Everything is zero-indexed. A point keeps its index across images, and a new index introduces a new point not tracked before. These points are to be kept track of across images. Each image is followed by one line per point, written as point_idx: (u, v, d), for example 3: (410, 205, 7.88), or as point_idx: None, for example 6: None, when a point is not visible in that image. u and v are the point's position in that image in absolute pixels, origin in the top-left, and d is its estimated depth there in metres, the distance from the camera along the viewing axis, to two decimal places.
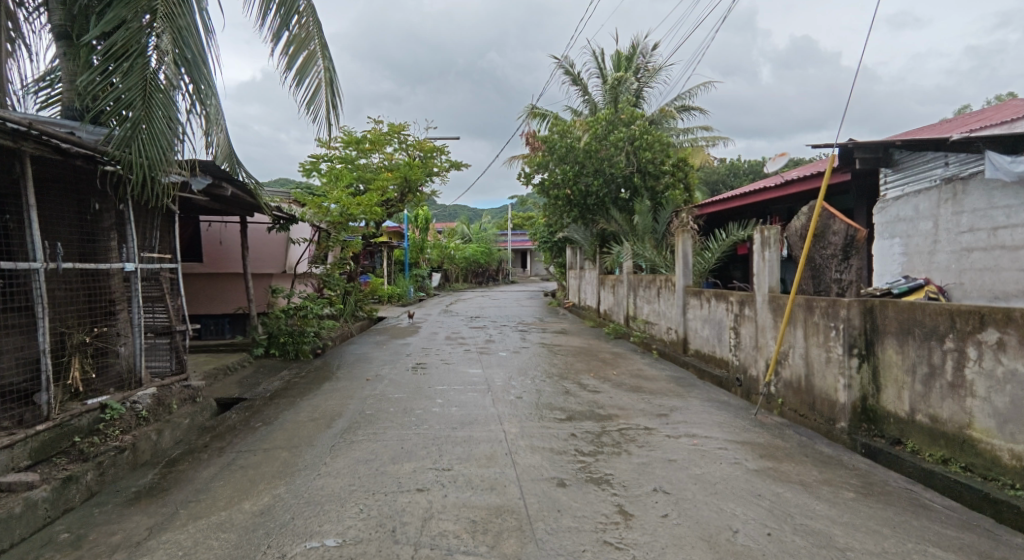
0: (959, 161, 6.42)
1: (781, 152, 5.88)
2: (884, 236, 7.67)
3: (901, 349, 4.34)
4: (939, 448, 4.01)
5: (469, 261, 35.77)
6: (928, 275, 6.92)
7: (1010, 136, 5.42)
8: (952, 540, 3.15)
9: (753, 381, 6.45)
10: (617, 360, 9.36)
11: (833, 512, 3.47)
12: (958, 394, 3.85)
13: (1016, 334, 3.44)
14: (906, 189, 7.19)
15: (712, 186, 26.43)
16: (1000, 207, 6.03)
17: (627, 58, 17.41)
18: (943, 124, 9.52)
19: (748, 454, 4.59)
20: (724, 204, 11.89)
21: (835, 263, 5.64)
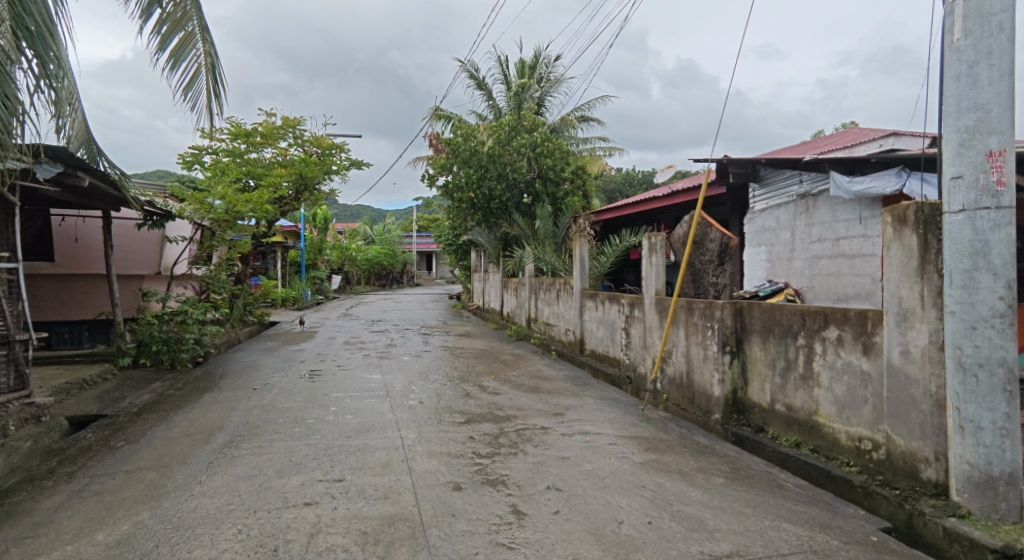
0: (811, 179, 7.23)
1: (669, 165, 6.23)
2: (752, 244, 8.48)
3: (765, 345, 4.82)
4: (793, 433, 4.50)
5: (372, 263, 34.73)
6: (788, 279, 7.75)
7: (848, 159, 6.22)
8: (801, 515, 3.55)
9: (641, 378, 6.86)
10: (518, 361, 9.53)
11: (705, 497, 3.78)
12: (808, 384, 4.34)
13: (851, 331, 3.94)
14: (770, 202, 8.01)
15: (610, 195, 27.73)
16: (841, 220, 6.88)
17: (530, 67, 17.84)
18: (803, 145, 10.71)
19: (634, 448, 4.86)
20: (618, 211, 12.55)
21: (712, 268, 6.14)
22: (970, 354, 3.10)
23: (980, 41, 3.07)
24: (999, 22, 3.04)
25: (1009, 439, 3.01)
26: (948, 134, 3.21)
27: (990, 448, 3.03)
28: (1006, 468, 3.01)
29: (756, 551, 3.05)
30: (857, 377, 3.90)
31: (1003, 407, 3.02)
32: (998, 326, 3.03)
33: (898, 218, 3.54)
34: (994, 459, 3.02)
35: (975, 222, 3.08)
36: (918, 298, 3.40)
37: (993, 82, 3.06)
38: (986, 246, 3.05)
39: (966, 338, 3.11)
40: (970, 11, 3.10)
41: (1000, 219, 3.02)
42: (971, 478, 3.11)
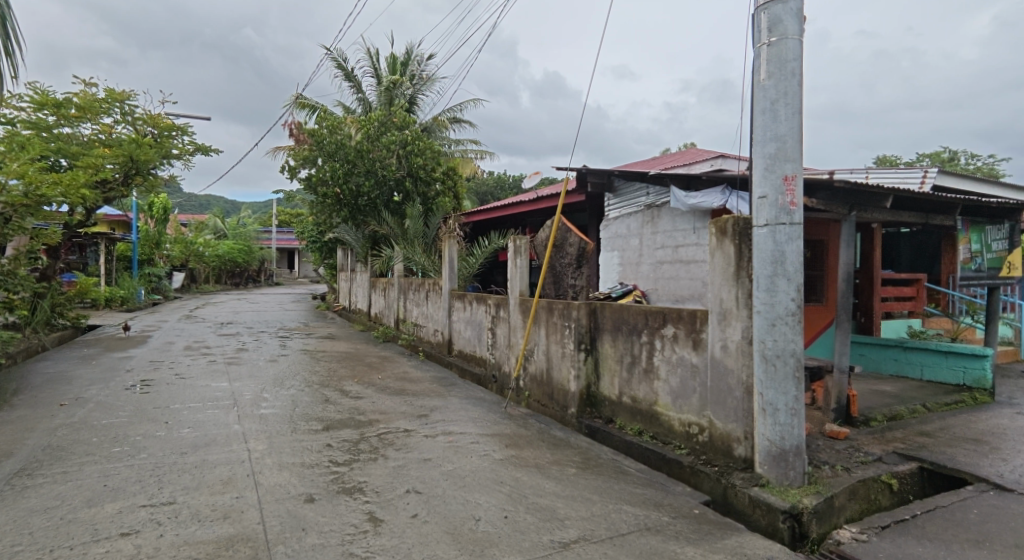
0: (656, 192, 7.96)
1: (536, 171, 6.35)
2: (607, 249, 9.11)
3: (614, 343, 5.22)
4: (637, 423, 4.92)
5: (222, 261, 31.64)
6: (636, 281, 8.44)
7: (684, 176, 6.95)
8: (639, 496, 3.90)
9: (505, 376, 7.06)
10: (384, 364, 9.29)
11: (558, 488, 3.99)
12: (649, 377, 4.77)
13: (683, 328, 4.41)
14: (622, 211, 8.69)
15: (482, 197, 28.12)
16: (680, 229, 7.66)
17: (402, 63, 17.48)
18: (653, 161, 11.75)
19: (495, 445, 5.00)
20: (488, 214, 12.75)
21: (570, 270, 6.32)
22: (771, 347, 3.63)
23: (779, 82, 3.62)
24: (793, 69, 3.60)
25: (797, 417, 3.59)
26: (756, 159, 3.73)
27: (784, 425, 3.59)
28: (794, 442, 3.58)
29: (600, 534, 3.29)
30: (688, 369, 4.38)
31: (793, 391, 3.59)
32: (791, 323, 3.59)
33: (719, 230, 4.03)
34: (786, 435, 3.59)
35: (775, 235, 3.61)
36: (734, 300, 3.91)
37: (789, 118, 3.62)
38: (783, 256, 3.59)
39: (768, 333, 3.64)
40: (773, 56, 3.64)
41: (793, 233, 3.59)
42: (770, 452, 3.65)
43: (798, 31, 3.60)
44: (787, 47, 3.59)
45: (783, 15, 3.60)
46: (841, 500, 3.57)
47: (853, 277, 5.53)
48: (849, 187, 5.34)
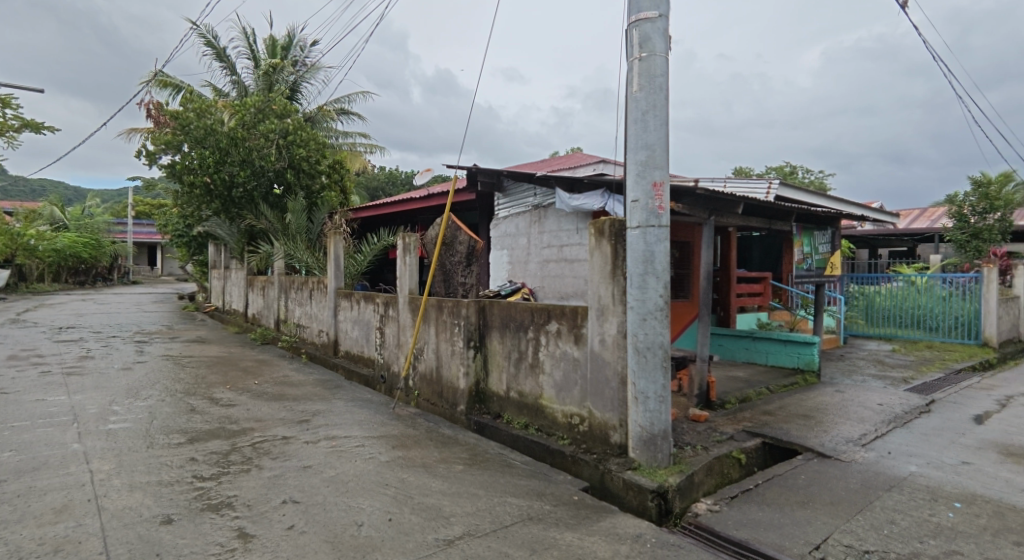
0: (542, 193, 8.22)
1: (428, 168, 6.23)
2: (497, 247, 9.24)
3: (502, 339, 5.32)
4: (523, 416, 5.07)
5: (63, 256, 27.69)
6: (524, 280, 8.64)
7: (568, 179, 7.24)
8: (523, 488, 4.02)
9: (394, 376, 6.91)
10: (260, 368, 8.69)
11: (445, 486, 4.00)
12: (534, 372, 4.93)
13: (566, 324, 4.62)
14: (511, 210, 8.87)
15: (372, 192, 27.20)
16: (565, 229, 7.97)
17: (282, 47, 16.43)
18: (541, 163, 12.12)
19: (382, 447, 4.89)
20: (376, 210, 12.38)
21: (461, 268, 6.42)
22: (642, 339, 3.92)
23: (649, 95, 3.90)
24: (661, 84, 3.90)
25: (664, 404, 3.92)
26: (630, 165, 3.99)
27: (653, 411, 3.90)
28: (661, 426, 3.91)
29: (484, 528, 3.36)
30: (570, 362, 4.58)
31: (661, 380, 3.91)
32: (660, 318, 3.90)
33: (597, 231, 4.26)
34: (654, 420, 3.90)
35: (646, 236, 3.90)
36: (611, 296, 4.16)
37: (657, 128, 3.91)
38: (652, 256, 3.89)
39: (639, 327, 3.93)
40: (643, 70, 3.91)
41: (661, 234, 3.90)
42: (641, 437, 3.95)
43: (665, 49, 3.90)
44: (655, 63, 3.88)
45: (652, 33, 3.88)
46: (700, 476, 3.95)
47: (713, 274, 6.09)
48: (710, 194, 5.87)
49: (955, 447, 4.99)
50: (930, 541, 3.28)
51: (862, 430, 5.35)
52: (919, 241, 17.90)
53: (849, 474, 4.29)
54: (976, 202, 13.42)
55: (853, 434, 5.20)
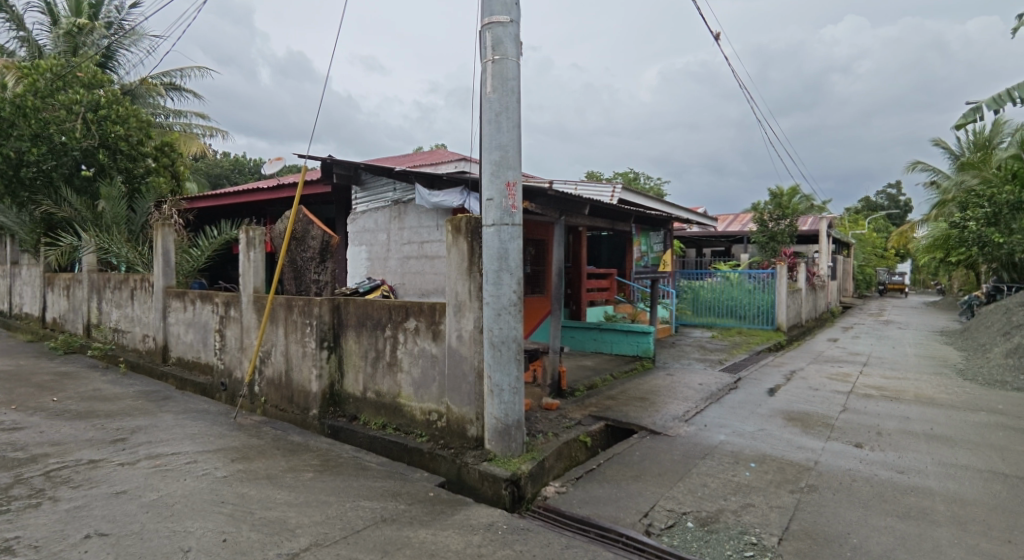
0: (402, 188, 8.06)
1: (278, 156, 5.77)
2: (353, 243, 8.88)
3: (358, 338, 5.14)
4: (381, 417, 4.94)
5: None
6: (384, 276, 8.40)
7: (427, 175, 7.17)
8: (378, 490, 3.92)
9: (236, 383, 6.33)
10: (63, 382, 7.41)
11: (290, 497, 3.77)
12: (392, 370, 4.83)
13: (424, 321, 4.59)
14: (369, 205, 8.58)
15: (213, 180, 24.56)
16: (425, 226, 7.88)
17: (92, 6, 14.15)
18: (401, 157, 11.87)
19: (219, 461, 4.46)
20: (214, 200, 11.20)
21: (314, 264, 5.90)
22: (497, 334, 4.04)
23: (501, 97, 4.02)
24: (512, 87, 4.04)
25: (518, 395, 4.08)
26: (484, 164, 4.08)
27: (507, 403, 4.04)
28: (515, 417, 4.07)
29: (333, 536, 3.23)
30: (428, 359, 4.56)
31: (514, 372, 4.06)
32: (513, 312, 4.05)
33: (454, 228, 4.27)
34: (509, 412, 4.04)
35: (500, 234, 4.02)
36: (467, 293, 4.21)
37: (510, 130, 4.05)
38: (506, 253, 4.02)
39: (494, 322, 4.04)
40: (496, 72, 4.02)
41: (514, 233, 4.05)
42: (496, 429, 4.07)
43: (516, 54, 4.05)
44: (507, 67, 4.01)
45: (503, 37, 4.01)
46: (550, 461, 4.19)
47: (564, 271, 6.45)
48: (560, 195, 6.20)
49: (755, 416, 5.85)
50: (732, 498, 3.83)
51: (686, 407, 6.05)
52: (733, 242, 20.62)
53: (674, 447, 4.83)
54: (773, 210, 15.83)
55: (678, 411, 5.86)
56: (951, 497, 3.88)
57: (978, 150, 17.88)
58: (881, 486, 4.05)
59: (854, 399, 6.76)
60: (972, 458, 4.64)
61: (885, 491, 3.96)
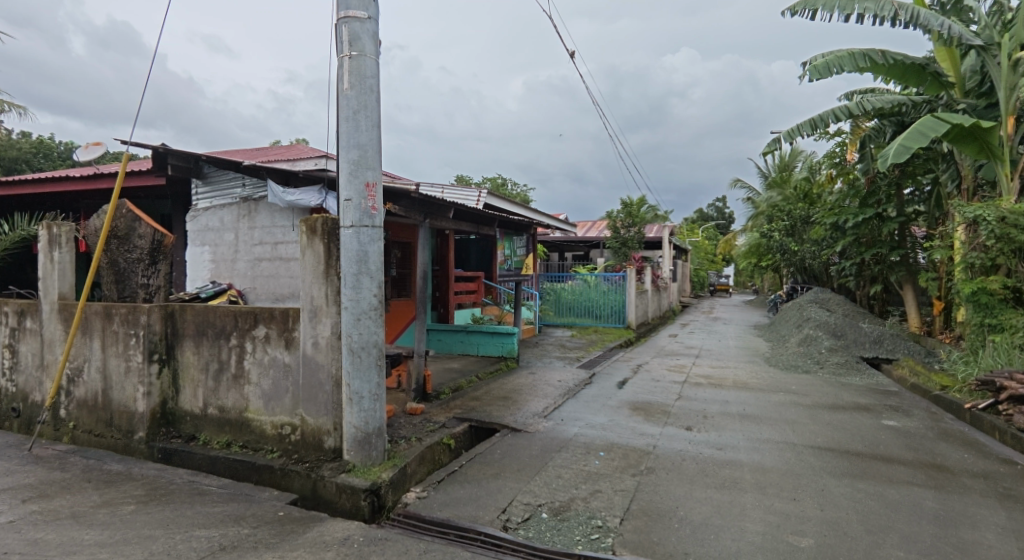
0: (252, 184, 7.44)
1: (96, 141, 4.98)
2: (193, 243, 8.02)
3: (197, 349, 4.64)
4: (224, 435, 4.52)
5: None
6: (230, 280, 7.69)
7: (281, 172, 6.69)
8: (216, 516, 3.58)
9: (36, 407, 5.39)
10: None
11: (101, 536, 3.29)
12: (238, 383, 4.45)
13: (275, 328, 4.28)
14: (213, 201, 7.80)
15: (10, 165, 20.68)
16: (278, 226, 7.34)
17: None
18: (249, 151, 10.96)
19: (8, 503, 3.77)
20: (6, 189, 9.44)
21: (142, 267, 5.13)
22: (357, 339, 3.90)
23: (360, 95, 3.89)
24: (371, 85, 3.93)
25: (378, 402, 3.98)
26: (341, 163, 3.92)
27: (367, 410, 3.93)
28: (376, 424, 3.96)
29: None
30: (280, 369, 4.27)
31: (375, 378, 3.96)
32: (374, 317, 3.94)
33: (309, 229, 4.03)
34: (369, 419, 3.93)
35: (360, 236, 3.89)
36: (324, 297, 4.01)
37: (369, 129, 3.94)
38: (366, 256, 3.91)
39: (354, 327, 3.90)
40: (353, 68, 3.88)
41: (374, 235, 3.94)
42: (355, 438, 3.93)
43: (374, 52, 3.95)
44: (365, 64, 3.90)
45: (361, 33, 3.88)
46: (412, 466, 4.13)
47: (428, 274, 6.41)
48: (424, 197, 6.14)
49: (605, 408, 6.31)
50: (582, 486, 4.09)
51: (544, 404, 6.33)
52: (590, 247, 21.97)
53: (532, 442, 5.03)
54: (624, 218, 17.17)
55: (537, 408, 6.12)
56: (757, 467, 4.51)
57: (781, 170, 20.96)
58: (704, 462, 4.59)
59: (687, 387, 7.57)
60: (776, 432, 5.44)
61: (707, 467, 4.49)
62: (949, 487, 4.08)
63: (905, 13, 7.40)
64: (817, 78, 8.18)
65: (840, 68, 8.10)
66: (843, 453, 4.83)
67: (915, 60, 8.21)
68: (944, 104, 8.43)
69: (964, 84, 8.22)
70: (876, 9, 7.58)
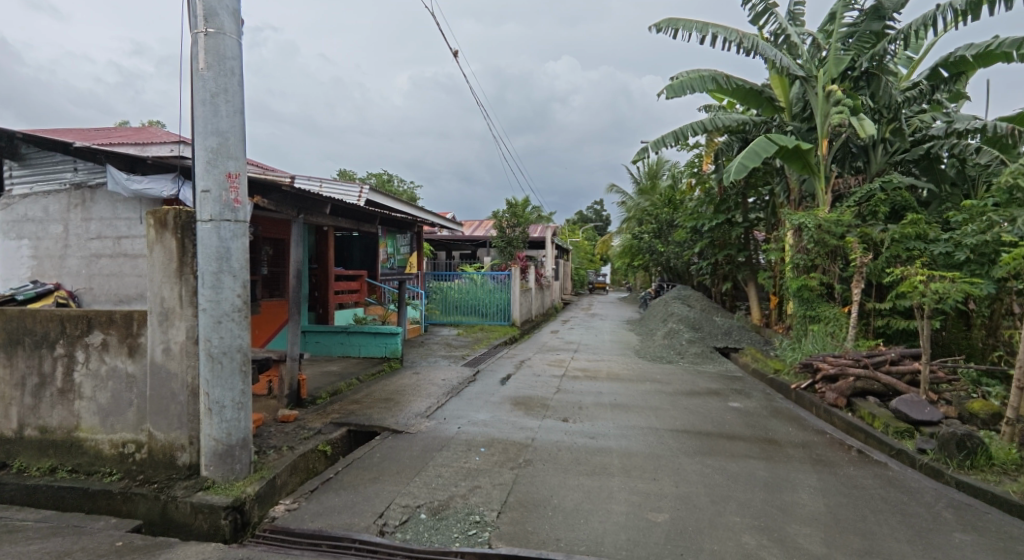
0: (86, 169, 6.58)
1: None
2: (9, 236, 6.89)
3: (10, 361, 4.00)
4: (48, 459, 3.95)
5: None
6: (59, 280, 6.72)
7: (125, 156, 5.97)
8: (32, 554, 3.11)
9: None
10: None
11: None
12: (66, 399, 3.91)
13: (115, 334, 3.82)
14: (34, 187, 6.77)
15: None
16: (122, 218, 6.53)
17: None
18: (82, 131, 9.63)
19: None
20: None
21: None
22: (216, 344, 3.61)
23: (218, 77, 3.59)
24: (232, 67, 3.64)
25: (242, 411, 3.71)
26: (197, 151, 3.58)
27: (230, 421, 3.65)
28: (240, 435, 3.69)
29: None
30: (121, 381, 3.82)
31: (239, 385, 3.69)
32: (237, 319, 3.67)
33: (159, 221, 3.64)
34: (232, 430, 3.65)
35: (219, 231, 3.60)
36: (177, 298, 3.65)
37: (230, 116, 3.65)
38: (227, 253, 3.62)
39: (213, 331, 3.60)
40: (210, 47, 3.57)
41: (237, 230, 3.66)
42: (215, 451, 3.63)
43: (235, 31, 3.66)
44: (223, 43, 3.60)
45: (218, 9, 3.57)
46: (282, 478, 3.90)
47: (301, 274, 6.08)
48: (297, 191, 5.82)
49: (486, 405, 6.41)
50: (461, 483, 4.13)
51: (427, 403, 6.28)
52: (477, 246, 22.10)
53: (413, 443, 4.98)
54: (509, 218, 17.48)
55: (419, 408, 6.07)
56: (624, 452, 4.84)
57: (650, 177, 22.53)
58: (576, 451, 4.84)
59: (565, 381, 7.90)
60: (641, 419, 5.88)
61: (579, 455, 4.74)
62: (777, 457, 4.67)
63: (748, 42, 8.34)
64: (674, 96, 8.96)
65: (693, 88, 8.93)
66: (697, 434, 5.35)
67: (753, 86, 9.31)
68: (776, 126, 9.64)
69: (791, 108, 9.42)
70: (725, 35, 8.45)
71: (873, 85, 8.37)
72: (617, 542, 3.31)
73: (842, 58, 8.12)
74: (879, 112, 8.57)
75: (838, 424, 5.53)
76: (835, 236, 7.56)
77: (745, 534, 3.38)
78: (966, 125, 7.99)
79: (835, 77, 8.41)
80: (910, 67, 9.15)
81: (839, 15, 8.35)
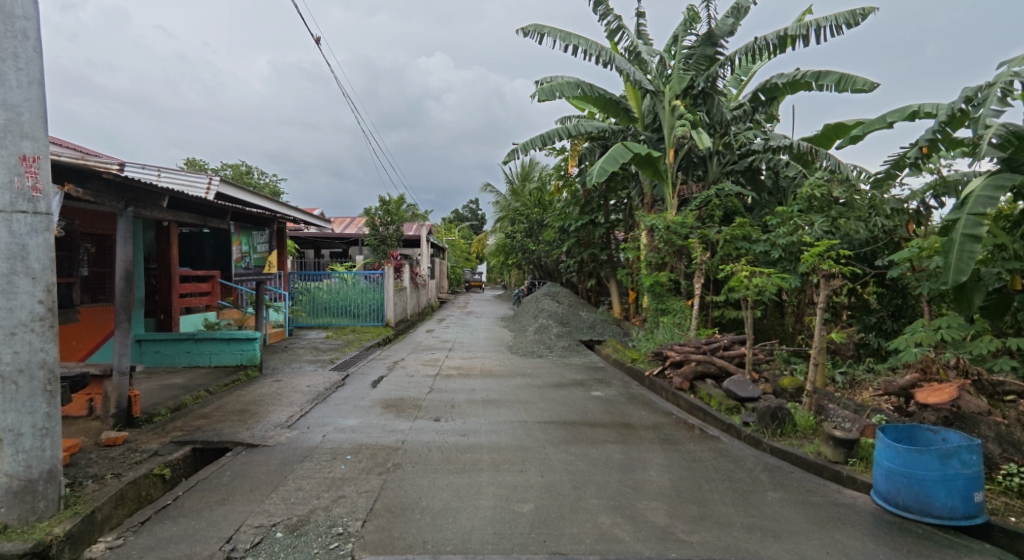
0: None
1: None
2: None
3: None
4: None
5: None
6: None
7: None
8: None
9: None
10: None
11: None
12: None
13: None
14: None
15: None
16: None
17: None
18: None
19: None
20: None
21: None
22: (9, 360, 3.04)
23: (4, 39, 3.02)
24: (23, 29, 3.08)
25: (47, 438, 3.18)
26: None
27: (30, 451, 3.10)
28: (44, 467, 3.16)
29: None
30: None
31: (42, 408, 3.16)
32: (38, 329, 3.13)
33: None
34: (34, 462, 3.11)
35: (11, 225, 3.04)
36: None
37: (23, 87, 3.09)
38: (23, 251, 3.07)
39: (5, 345, 3.04)
40: None
41: (36, 224, 3.13)
42: (9, 490, 3.05)
43: None
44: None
45: None
46: (103, 511, 3.41)
47: (131, 275, 5.34)
48: (124, 180, 5.10)
49: (355, 410, 6.15)
50: (323, 494, 3.91)
51: (288, 413, 5.87)
52: (348, 244, 21.12)
53: (270, 456, 4.62)
54: (382, 216, 16.95)
55: (279, 418, 5.65)
56: (494, 446, 4.91)
57: (523, 178, 23.12)
58: (446, 450, 4.82)
59: (438, 380, 7.84)
60: (513, 413, 6.00)
61: (450, 454, 4.73)
62: (631, 440, 5.02)
63: (605, 55, 8.87)
64: (544, 100, 9.26)
65: (562, 93, 9.27)
66: (563, 423, 5.58)
67: (612, 96, 9.93)
68: (632, 135, 10.38)
69: (643, 119, 10.23)
70: (586, 46, 8.91)
71: (708, 103, 9.35)
72: (483, 537, 3.33)
73: (682, 77, 9.04)
74: (713, 127, 9.56)
75: (683, 406, 6.07)
76: (680, 236, 8.26)
77: (602, 514, 3.58)
78: (779, 142, 9.28)
79: (678, 93, 9.27)
80: (739, 88, 10.38)
81: (680, 38, 9.19)
